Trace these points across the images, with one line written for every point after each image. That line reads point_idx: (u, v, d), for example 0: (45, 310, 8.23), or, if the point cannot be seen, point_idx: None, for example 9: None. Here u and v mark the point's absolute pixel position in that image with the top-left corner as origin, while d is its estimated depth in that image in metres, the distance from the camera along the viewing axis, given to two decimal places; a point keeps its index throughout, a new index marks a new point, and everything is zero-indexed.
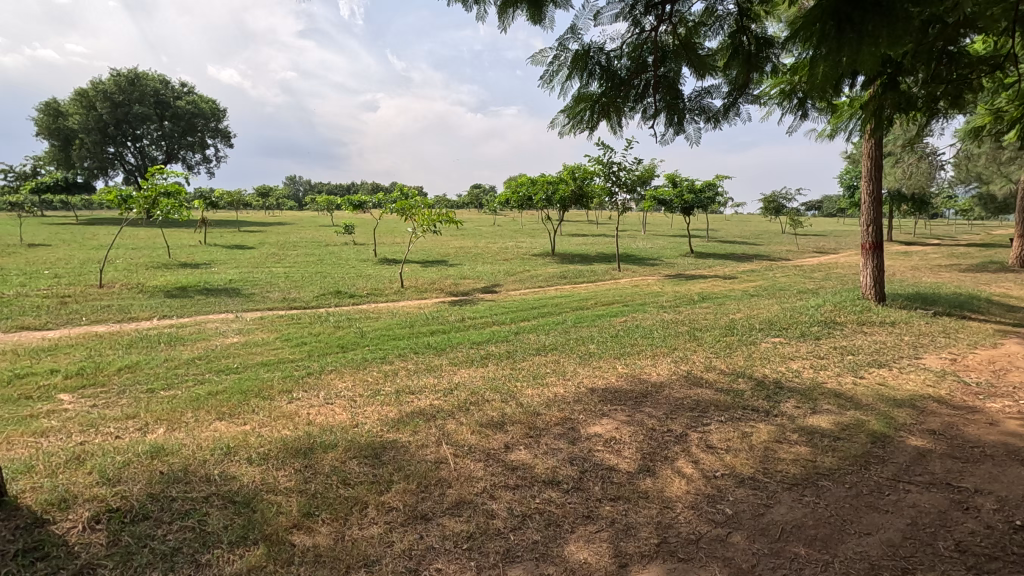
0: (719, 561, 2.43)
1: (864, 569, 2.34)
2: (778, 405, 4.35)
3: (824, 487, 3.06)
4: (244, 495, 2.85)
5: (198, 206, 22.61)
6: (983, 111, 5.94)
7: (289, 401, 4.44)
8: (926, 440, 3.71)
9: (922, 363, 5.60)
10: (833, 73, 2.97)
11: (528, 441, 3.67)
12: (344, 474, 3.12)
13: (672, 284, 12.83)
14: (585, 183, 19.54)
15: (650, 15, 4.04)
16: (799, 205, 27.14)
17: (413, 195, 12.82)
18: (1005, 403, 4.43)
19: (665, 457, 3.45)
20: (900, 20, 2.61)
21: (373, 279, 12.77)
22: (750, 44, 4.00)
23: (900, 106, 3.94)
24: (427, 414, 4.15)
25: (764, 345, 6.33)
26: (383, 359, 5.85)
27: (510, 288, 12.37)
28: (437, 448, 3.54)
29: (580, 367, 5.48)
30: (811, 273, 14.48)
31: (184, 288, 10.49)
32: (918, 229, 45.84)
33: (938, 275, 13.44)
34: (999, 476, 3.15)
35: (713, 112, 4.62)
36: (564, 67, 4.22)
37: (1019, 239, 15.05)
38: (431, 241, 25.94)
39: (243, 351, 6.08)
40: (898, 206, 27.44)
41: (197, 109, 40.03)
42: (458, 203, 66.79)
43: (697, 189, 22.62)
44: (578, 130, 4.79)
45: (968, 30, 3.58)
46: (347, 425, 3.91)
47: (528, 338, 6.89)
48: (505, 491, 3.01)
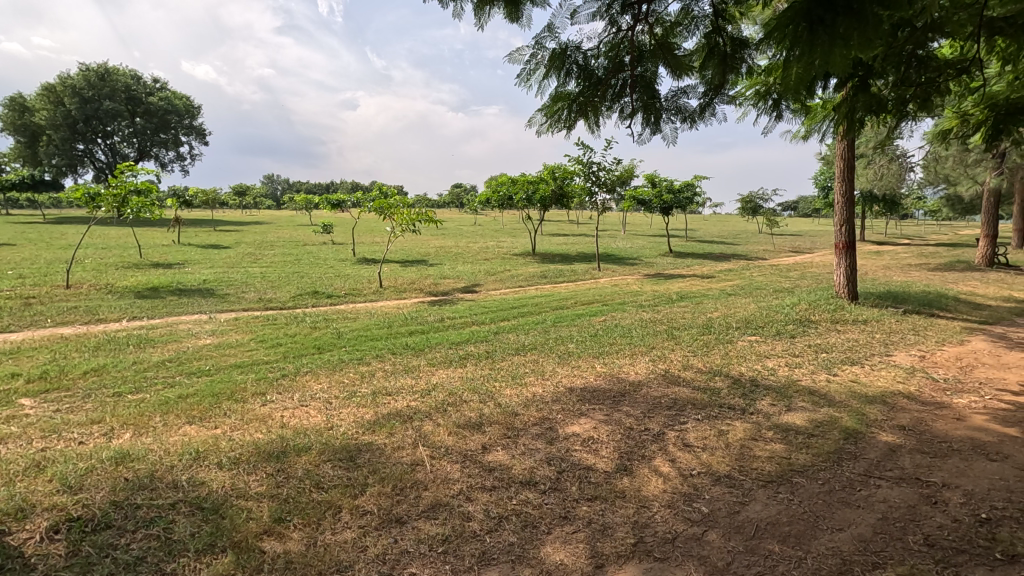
0: (695, 560, 2.43)
1: (836, 564, 2.36)
2: (754, 403, 4.39)
3: (799, 483, 3.10)
4: (213, 501, 2.78)
5: (172, 206, 22.17)
6: (951, 115, 6.07)
7: (262, 404, 4.35)
8: (896, 435, 3.78)
9: (893, 360, 5.72)
10: (806, 75, 3.00)
11: (506, 442, 3.65)
12: (318, 478, 3.06)
13: (651, 283, 12.93)
14: (565, 183, 19.59)
15: (626, 15, 4.04)
16: (775, 205, 27.57)
17: (392, 195, 12.68)
18: (971, 399, 4.55)
19: (643, 456, 3.46)
20: (870, 24, 2.64)
21: (350, 279, 12.64)
22: (726, 44, 4.02)
23: (870, 108, 4.01)
24: (404, 415, 4.10)
25: (740, 343, 6.40)
26: (360, 360, 5.77)
27: (490, 288, 12.33)
28: (414, 450, 3.50)
29: (559, 367, 5.47)
30: (787, 272, 14.71)
31: (155, 288, 10.26)
32: (889, 229, 46.99)
33: (908, 274, 13.76)
34: (966, 471, 3.23)
35: (690, 112, 4.64)
36: (541, 66, 4.21)
37: (985, 239, 15.48)
38: (410, 241, 25.74)
39: (216, 353, 5.94)
40: (870, 207, 28.05)
41: (170, 105, 39.14)
42: (438, 203, 66.60)
43: (676, 189, 22.84)
44: (556, 129, 4.78)
45: (936, 35, 3.67)
46: (321, 428, 3.84)
47: (507, 338, 6.87)
48: (481, 493, 2.98)
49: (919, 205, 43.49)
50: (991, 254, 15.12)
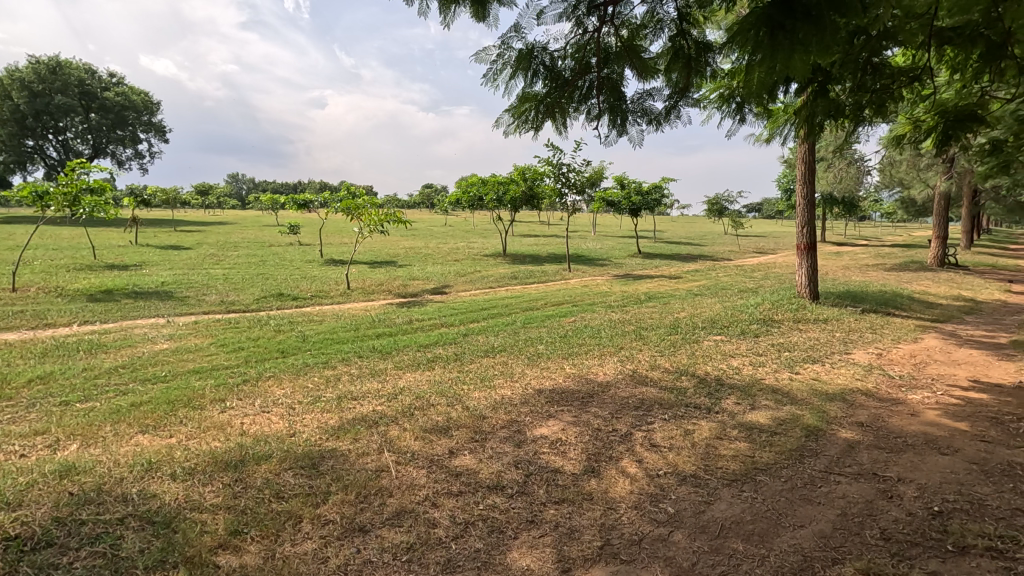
0: (661, 561, 2.43)
1: (798, 561, 2.40)
2: (719, 402, 4.46)
3: (762, 481, 3.14)
4: (165, 515, 2.65)
5: (129, 206, 21.39)
6: (904, 121, 6.28)
7: (221, 411, 4.19)
8: (855, 432, 3.89)
9: (852, 358, 5.89)
10: (767, 78, 3.04)
11: (473, 446, 3.61)
12: (278, 487, 2.96)
13: (620, 284, 13.10)
14: (535, 183, 19.64)
15: (593, 16, 4.05)
16: (739, 208, 28.27)
17: (360, 195, 12.49)
18: (924, 395, 4.72)
19: (610, 457, 3.47)
20: (828, 31, 2.69)
21: (318, 280, 12.42)
22: (690, 48, 4.05)
23: (829, 113, 4.11)
24: (370, 420, 4.01)
25: (706, 343, 6.51)
26: (325, 363, 5.65)
27: (461, 289, 12.30)
28: (379, 456, 3.42)
29: (527, 369, 5.44)
30: (751, 273, 15.08)
31: (110, 291, 9.85)
32: (847, 230, 48.70)
33: (866, 275, 14.22)
34: (920, 465, 3.34)
35: (655, 115, 4.69)
36: (508, 66, 4.18)
37: (937, 240, 16.14)
38: (379, 241, 25.48)
39: (173, 358, 5.72)
40: (830, 209, 29.02)
41: (127, 100, 37.66)
42: (409, 203, 66.23)
43: (644, 191, 23.18)
44: (524, 130, 4.77)
45: (890, 43, 3.79)
46: (283, 435, 3.73)
47: (476, 340, 6.84)
48: (447, 498, 2.93)
49: (876, 207, 45.20)
50: (942, 254, 15.76)
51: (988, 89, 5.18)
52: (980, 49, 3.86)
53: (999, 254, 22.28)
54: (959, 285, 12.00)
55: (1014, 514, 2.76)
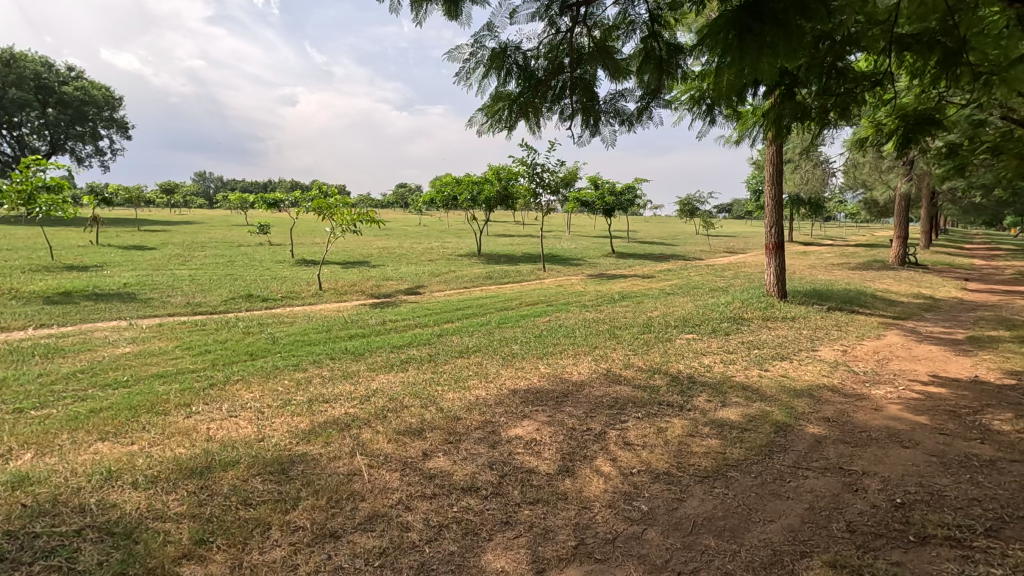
0: (635, 559, 2.45)
1: (767, 555, 2.44)
2: (692, 400, 4.52)
3: (733, 477, 3.19)
4: (125, 525, 2.56)
5: (90, 205, 20.62)
6: (867, 124, 6.47)
7: (186, 416, 4.06)
8: (822, 427, 3.98)
9: (819, 354, 6.04)
10: (737, 81, 3.09)
11: (447, 447, 3.57)
12: (245, 494, 2.88)
13: (594, 284, 13.18)
14: (509, 183, 19.64)
15: (565, 16, 4.06)
16: (710, 208, 28.76)
17: (332, 194, 12.28)
18: (887, 390, 4.87)
19: (584, 456, 3.47)
20: (795, 34, 2.74)
21: (289, 281, 12.17)
22: (662, 49, 4.08)
23: (796, 116, 4.19)
24: (341, 423, 3.94)
25: (679, 341, 6.59)
26: (296, 366, 5.53)
27: (435, 289, 12.21)
28: (351, 460, 3.36)
29: (502, 369, 5.42)
30: (721, 272, 15.36)
31: (68, 292, 9.46)
32: (813, 230, 50.01)
33: (833, 274, 14.61)
34: (883, 458, 3.44)
35: (627, 116, 4.75)
36: (481, 65, 4.16)
37: (898, 240, 16.68)
38: (352, 241, 25.13)
39: (135, 362, 5.52)
40: (797, 209, 29.75)
41: (87, 96, 36.29)
42: (382, 203, 65.57)
43: (618, 191, 23.38)
44: (497, 129, 4.75)
45: (853, 48, 3.89)
46: (251, 440, 3.63)
47: (450, 340, 6.79)
48: (421, 501, 2.89)
49: (840, 208, 46.52)
50: (903, 254, 16.28)
51: (945, 94, 5.37)
52: (938, 55, 4.00)
53: (956, 253, 23.15)
54: (918, 283, 12.42)
55: (971, 504, 2.86)
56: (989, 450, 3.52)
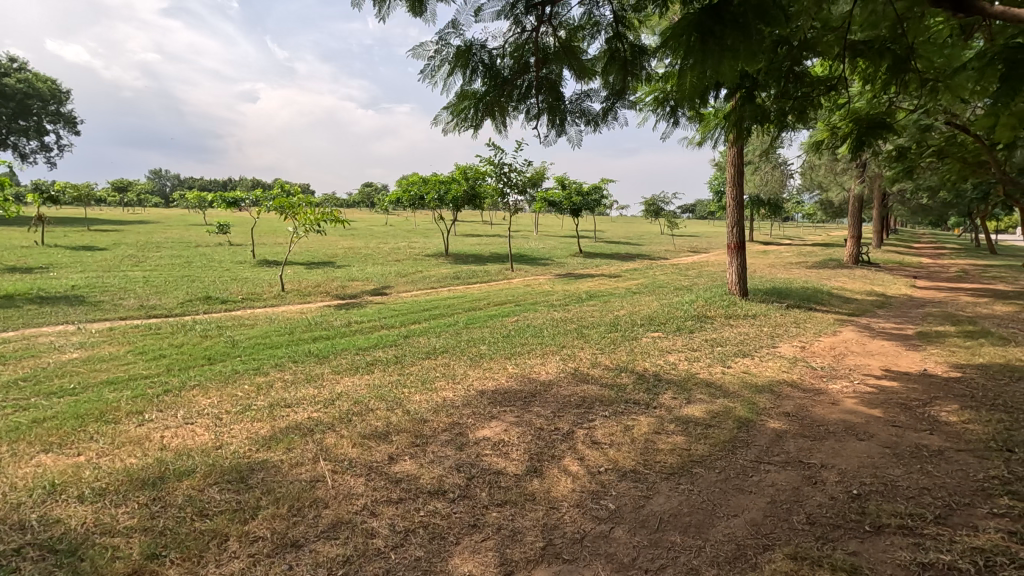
0: (603, 558, 2.45)
1: (731, 550, 2.48)
2: (657, 397, 4.58)
3: (698, 474, 3.24)
4: (70, 542, 2.42)
5: (34, 203, 19.58)
6: (823, 127, 6.69)
7: (138, 424, 3.88)
8: (782, 422, 4.09)
9: (779, 351, 6.21)
10: (699, 83, 3.12)
11: (414, 450, 3.52)
12: (201, 504, 2.77)
13: (562, 283, 13.24)
14: (477, 183, 19.57)
15: (531, 15, 4.04)
16: (674, 208, 29.27)
17: (295, 193, 11.98)
18: (843, 384, 5.04)
19: (552, 456, 3.47)
20: (754, 37, 2.78)
21: (249, 282, 11.83)
22: (626, 51, 4.12)
23: (756, 118, 4.28)
24: (305, 428, 3.83)
25: (644, 340, 6.68)
26: (257, 370, 5.37)
27: (401, 290, 12.05)
28: (314, 466, 3.27)
29: (470, 370, 5.38)
30: (686, 271, 15.67)
31: (9, 296, 8.96)
32: (773, 230, 51.45)
33: (791, 272, 15.06)
34: (840, 451, 3.55)
35: (593, 116, 4.78)
36: (446, 62, 4.10)
37: (852, 240, 17.26)
38: (316, 241, 24.63)
39: (84, 369, 5.25)
40: (757, 210, 30.57)
41: (31, 88, 34.49)
42: (348, 202, 64.52)
43: (585, 192, 23.59)
44: (463, 128, 4.70)
45: (809, 53, 4.00)
46: (209, 448, 3.50)
47: (417, 341, 6.71)
48: (387, 506, 2.84)
49: (798, 209, 48.02)
50: (857, 254, 16.87)
51: (895, 100, 5.59)
52: (888, 62, 4.14)
53: (905, 252, 24.18)
54: (871, 281, 12.92)
55: (921, 493, 2.98)
56: (938, 440, 3.68)
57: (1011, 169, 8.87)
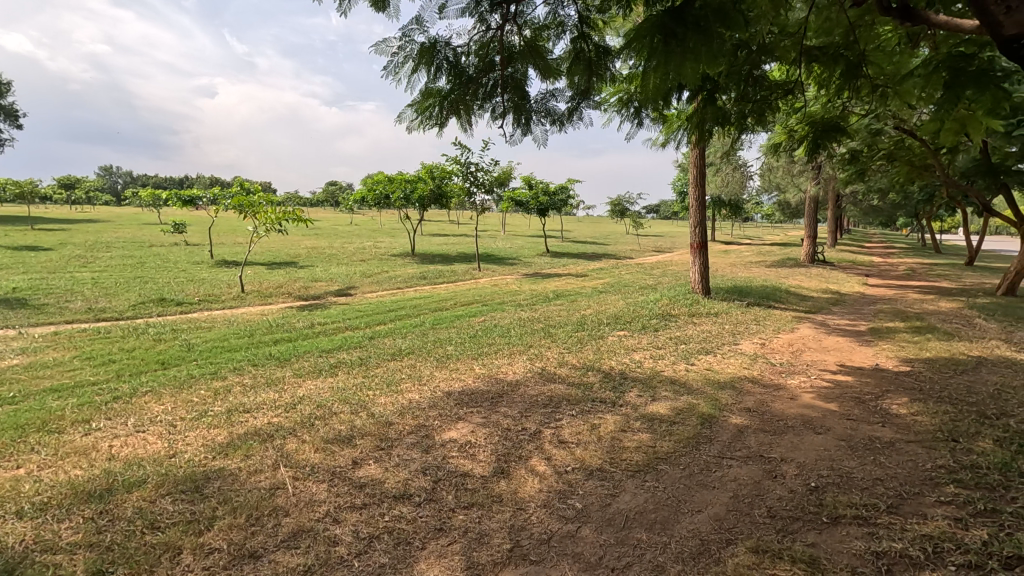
0: (569, 558, 2.45)
1: (695, 546, 2.51)
2: (623, 395, 4.62)
3: (663, 470, 3.28)
4: (6, 562, 2.27)
5: None
6: (781, 130, 6.88)
7: (84, 434, 3.68)
8: (744, 417, 4.18)
9: (740, 348, 6.36)
10: (662, 84, 3.15)
11: (378, 454, 3.45)
12: (153, 516, 2.64)
13: (529, 283, 13.26)
14: (443, 182, 19.40)
15: (495, 14, 4.02)
16: (639, 209, 29.69)
17: (255, 190, 11.64)
18: (801, 379, 5.20)
19: (519, 456, 3.46)
20: (715, 40, 2.83)
21: (207, 283, 11.43)
22: (591, 51, 4.13)
23: (717, 120, 4.36)
24: (264, 433, 3.71)
25: (610, 338, 6.74)
26: (214, 374, 5.17)
27: (366, 290, 11.83)
28: (273, 472, 3.17)
29: (436, 371, 5.32)
30: (651, 270, 15.90)
31: None
32: (734, 230, 52.76)
33: (752, 271, 15.46)
34: (799, 444, 3.65)
35: (558, 116, 4.79)
36: (410, 59, 4.03)
37: (809, 240, 17.81)
38: (278, 241, 24.00)
39: (25, 376, 4.96)
40: (718, 210, 31.32)
41: None
42: (311, 201, 63.22)
43: (552, 192, 23.70)
44: (427, 127, 4.63)
45: (767, 58, 4.10)
46: (161, 457, 3.34)
47: (382, 343, 6.60)
48: (350, 513, 2.76)
49: (757, 210, 49.35)
50: (813, 253, 17.42)
51: (847, 105, 5.80)
52: (841, 67, 4.28)
53: (858, 252, 25.14)
54: (827, 279, 13.38)
55: (874, 483, 3.09)
56: (889, 432, 3.82)
57: (954, 172, 9.33)
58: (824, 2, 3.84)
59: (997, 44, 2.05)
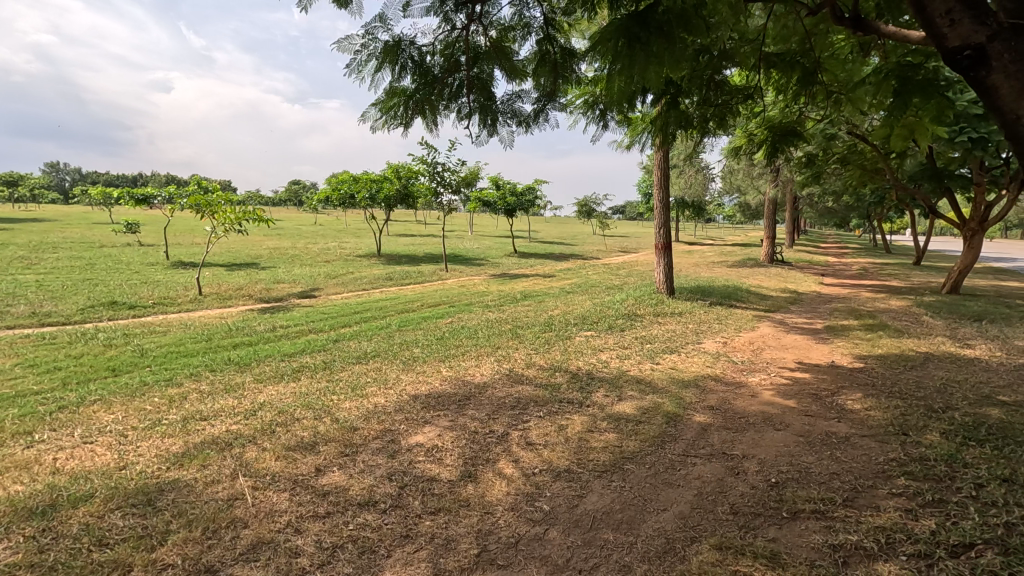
0: (537, 561, 2.44)
1: (661, 544, 2.54)
2: (590, 395, 4.65)
3: (629, 470, 3.31)
4: None
5: None
6: (741, 134, 7.05)
7: (25, 447, 3.48)
8: (707, 415, 4.26)
9: (703, 347, 6.50)
10: (626, 87, 3.17)
11: (343, 461, 3.37)
12: (101, 532, 2.52)
13: (497, 284, 13.24)
14: (409, 182, 19.19)
15: (461, 13, 3.99)
16: (605, 210, 30.04)
17: (213, 190, 11.27)
18: (761, 377, 5.35)
19: (486, 460, 3.43)
20: (677, 45, 2.87)
21: (162, 285, 11.00)
22: (556, 53, 4.14)
23: (680, 124, 4.43)
24: (222, 442, 3.59)
25: (578, 339, 6.79)
26: (169, 381, 4.97)
27: (330, 292, 11.61)
28: (232, 483, 3.06)
29: (403, 374, 5.25)
30: (617, 271, 16.11)
31: None
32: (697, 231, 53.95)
33: (715, 271, 15.83)
34: (760, 441, 3.74)
35: (524, 116, 4.78)
36: (373, 57, 3.95)
37: (768, 241, 18.37)
38: (238, 241, 23.32)
39: None
40: (682, 211, 32.01)
41: None
42: (273, 200, 61.70)
43: (519, 192, 23.76)
44: (392, 127, 4.55)
45: (728, 63, 4.19)
46: (110, 469, 3.19)
47: (347, 346, 6.48)
48: (313, 522, 2.69)
49: (719, 211, 50.65)
50: (772, 253, 17.96)
51: (804, 110, 5.99)
52: (798, 74, 4.41)
53: (813, 252, 26.07)
54: (785, 279, 13.81)
55: (831, 477, 3.19)
56: (845, 427, 3.96)
57: (902, 176, 9.77)
58: (782, 10, 3.95)
59: (941, 56, 2.13)
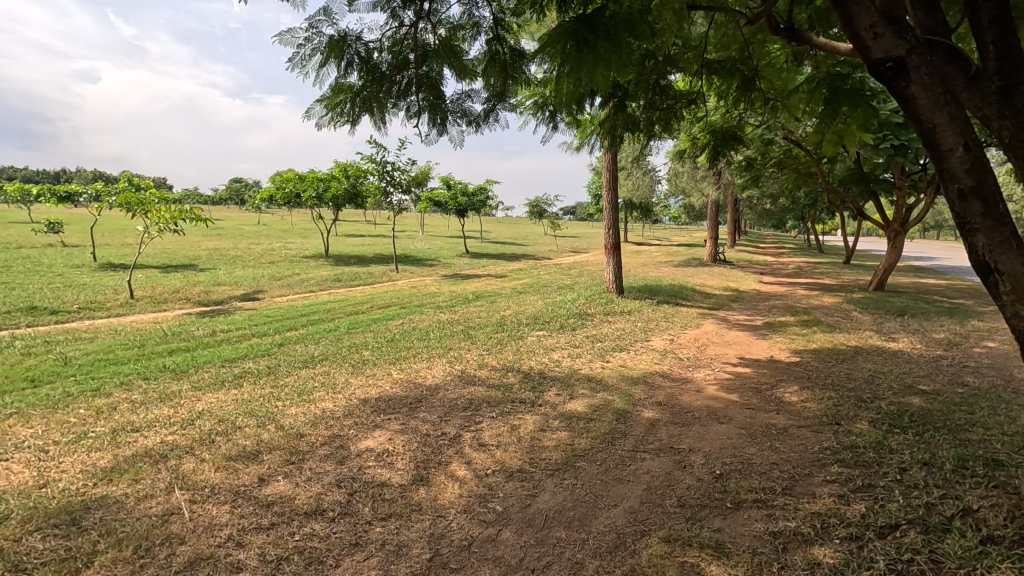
0: (490, 562, 2.43)
1: (612, 540, 2.58)
2: (542, 395, 4.68)
3: (580, 467, 3.35)
4: None
5: None
6: (685, 137, 7.28)
7: None
8: (655, 411, 4.37)
9: (651, 344, 6.66)
10: (575, 88, 3.19)
11: (288, 469, 3.25)
12: (17, 557, 2.32)
13: (448, 284, 13.12)
14: (358, 181, 18.75)
15: (409, 10, 3.92)
16: (556, 210, 30.37)
17: (146, 187, 10.65)
18: (706, 372, 5.53)
19: (439, 463, 3.39)
20: (624, 48, 2.91)
21: (89, 289, 10.29)
22: (506, 53, 4.13)
23: (627, 126, 4.51)
24: (156, 454, 3.39)
25: (529, 339, 6.83)
26: (97, 391, 4.66)
27: (275, 294, 11.19)
28: (167, 497, 2.89)
29: (352, 378, 5.12)
30: (567, 271, 16.30)
31: None
32: (644, 231, 55.36)
33: (661, 270, 16.29)
34: (705, 435, 3.87)
35: (474, 116, 4.75)
36: (318, 52, 3.82)
37: (711, 241, 19.04)
38: (174, 242, 22.11)
39: None
40: (631, 212, 32.78)
41: None
42: (213, 199, 58.97)
43: (470, 192, 23.69)
44: (338, 124, 4.43)
45: (672, 69, 4.31)
46: (29, 487, 2.96)
47: (293, 350, 6.26)
48: (256, 534, 2.58)
49: (665, 212, 52.21)
50: (715, 253, 18.63)
51: (743, 116, 6.24)
52: (738, 81, 4.59)
53: (753, 251, 27.22)
54: (728, 278, 14.34)
55: (771, 467, 3.33)
56: (783, 419, 4.15)
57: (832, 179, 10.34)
58: (722, 19, 4.10)
59: (867, 67, 2.25)
